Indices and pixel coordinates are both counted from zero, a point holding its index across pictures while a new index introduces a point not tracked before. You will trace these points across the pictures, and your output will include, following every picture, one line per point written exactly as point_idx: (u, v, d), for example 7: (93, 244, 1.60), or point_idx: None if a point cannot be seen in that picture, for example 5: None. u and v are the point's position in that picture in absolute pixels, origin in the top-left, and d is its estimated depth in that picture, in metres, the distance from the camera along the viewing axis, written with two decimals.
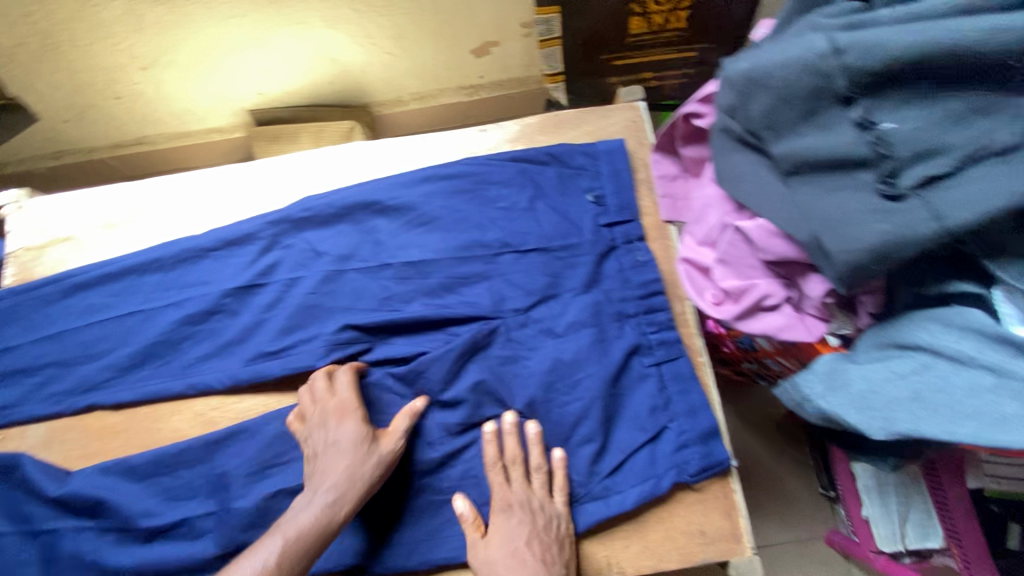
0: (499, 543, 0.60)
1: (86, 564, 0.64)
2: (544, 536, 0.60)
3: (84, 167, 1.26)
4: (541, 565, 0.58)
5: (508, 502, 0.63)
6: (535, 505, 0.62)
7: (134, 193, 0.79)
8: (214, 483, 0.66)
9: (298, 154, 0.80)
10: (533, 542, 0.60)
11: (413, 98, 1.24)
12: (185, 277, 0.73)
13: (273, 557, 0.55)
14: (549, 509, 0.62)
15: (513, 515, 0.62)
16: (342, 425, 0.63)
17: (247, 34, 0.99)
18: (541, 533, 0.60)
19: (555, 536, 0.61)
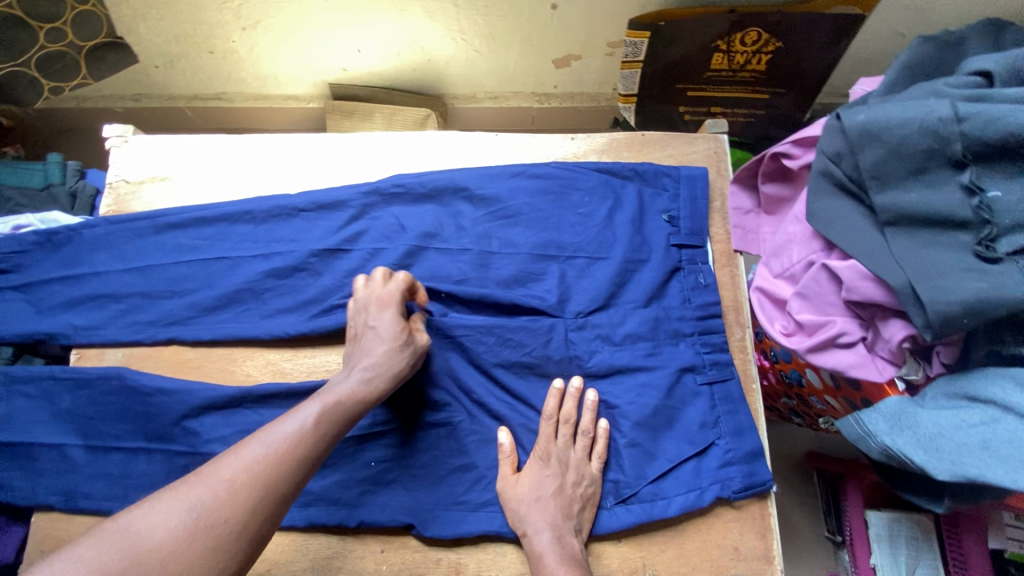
0: (530, 485, 0.65)
1: (154, 485, 0.68)
2: (571, 492, 0.65)
3: (160, 113, 1.28)
4: (560, 515, 0.63)
5: (548, 452, 0.67)
6: (570, 464, 0.66)
7: (233, 145, 0.83)
8: None
9: (393, 133, 0.84)
10: (563, 496, 0.64)
11: (487, 97, 1.28)
12: (275, 233, 0.77)
13: (314, 412, 0.57)
14: (582, 469, 0.66)
15: (549, 469, 0.65)
16: (389, 315, 0.65)
17: (349, 12, 1.02)
18: (567, 488, 0.65)
19: (581, 495, 0.65)
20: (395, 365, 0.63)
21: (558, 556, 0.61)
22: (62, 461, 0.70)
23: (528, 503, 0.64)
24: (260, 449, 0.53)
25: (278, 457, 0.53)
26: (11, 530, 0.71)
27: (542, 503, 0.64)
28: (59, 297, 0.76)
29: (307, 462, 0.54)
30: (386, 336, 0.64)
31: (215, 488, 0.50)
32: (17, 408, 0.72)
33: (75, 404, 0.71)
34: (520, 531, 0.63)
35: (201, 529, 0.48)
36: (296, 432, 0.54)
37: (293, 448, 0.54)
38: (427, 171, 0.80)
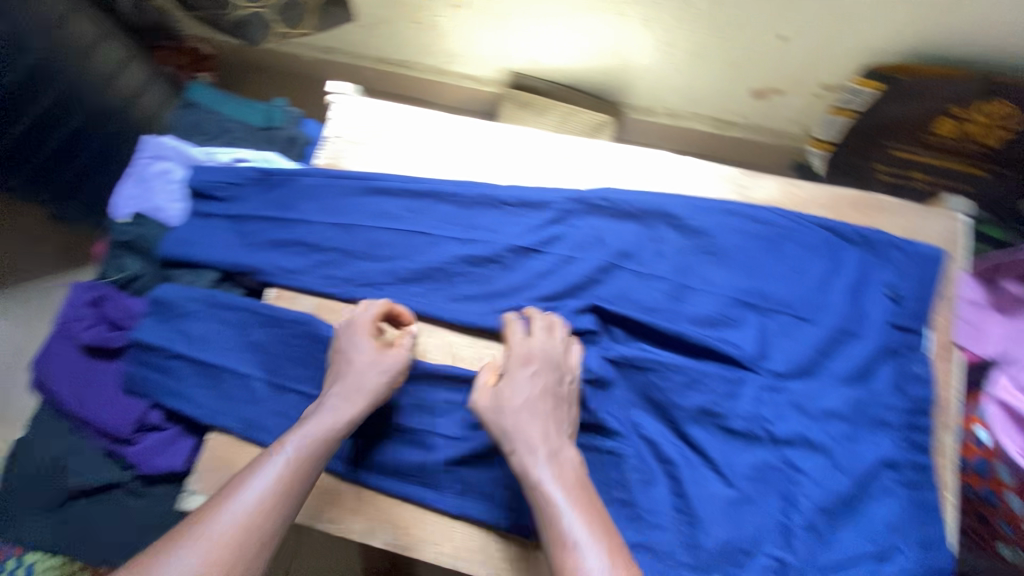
0: (514, 391, 0.62)
1: None
2: (558, 410, 0.62)
3: (347, 69, 1.34)
4: (552, 424, 0.61)
5: (526, 354, 0.65)
6: (517, 361, 0.64)
7: (445, 123, 0.83)
8: (455, 412, 0.71)
9: (604, 142, 0.81)
10: (549, 410, 0.61)
11: (665, 113, 1.23)
12: (474, 220, 0.77)
13: (296, 450, 0.58)
14: (562, 385, 0.64)
15: (534, 371, 0.63)
16: (363, 344, 0.67)
17: (564, 8, 1.01)
18: (554, 395, 0.63)
19: (563, 418, 0.62)
20: (377, 390, 0.65)
21: (557, 470, 0.57)
22: (246, 390, 0.73)
23: (515, 415, 0.60)
24: (246, 497, 0.53)
25: (266, 497, 0.54)
26: (181, 441, 0.76)
27: (529, 407, 0.61)
28: (268, 236, 0.80)
29: (294, 495, 0.56)
30: (369, 364, 0.66)
31: (206, 542, 0.50)
32: (211, 329, 0.76)
33: (267, 339, 0.75)
34: (508, 450, 0.59)
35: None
36: (277, 473, 0.56)
37: (281, 487, 0.55)
38: (635, 189, 0.78)
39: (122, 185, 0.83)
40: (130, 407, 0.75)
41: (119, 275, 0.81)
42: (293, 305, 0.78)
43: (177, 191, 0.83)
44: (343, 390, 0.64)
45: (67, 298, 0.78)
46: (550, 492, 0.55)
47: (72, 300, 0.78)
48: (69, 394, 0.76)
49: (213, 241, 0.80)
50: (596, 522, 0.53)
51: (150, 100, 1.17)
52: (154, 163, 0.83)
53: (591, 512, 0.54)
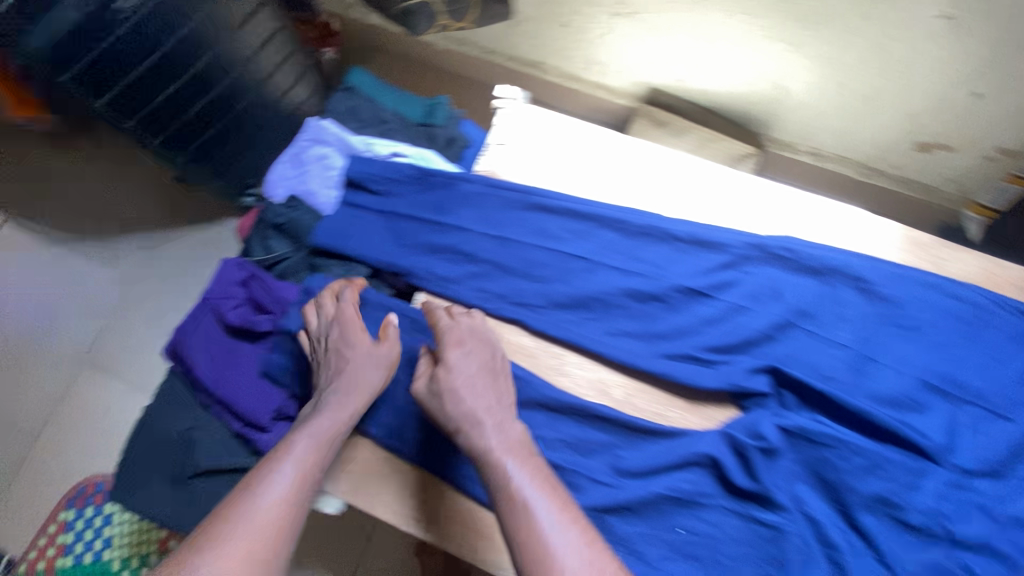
0: (458, 371, 0.64)
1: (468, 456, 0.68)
2: (470, 365, 0.64)
3: (481, 63, 1.33)
4: (501, 405, 0.63)
5: (459, 337, 0.66)
6: (456, 341, 0.66)
7: (616, 145, 0.78)
8: (601, 451, 0.66)
9: (785, 187, 0.76)
10: (475, 373, 0.64)
11: (807, 150, 1.17)
12: (640, 253, 0.73)
13: (303, 451, 0.60)
14: (491, 349, 0.67)
15: (467, 349, 0.66)
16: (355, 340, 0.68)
17: (735, 33, 0.95)
18: (491, 369, 0.65)
19: (469, 362, 0.65)
20: (372, 381, 0.66)
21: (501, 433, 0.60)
22: (386, 393, 0.71)
23: (462, 391, 0.62)
24: (267, 501, 0.55)
25: (284, 496, 0.56)
26: None
27: (473, 383, 0.63)
28: (423, 238, 0.77)
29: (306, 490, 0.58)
30: (364, 360, 0.67)
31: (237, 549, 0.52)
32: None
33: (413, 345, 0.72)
34: (455, 429, 0.61)
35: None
36: (290, 472, 0.58)
37: (294, 488, 0.57)
38: (819, 243, 0.72)
39: (277, 165, 0.82)
40: (269, 393, 0.74)
41: (266, 256, 0.81)
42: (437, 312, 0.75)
43: (332, 179, 0.82)
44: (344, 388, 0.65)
45: (217, 273, 0.78)
46: (500, 468, 0.56)
47: (222, 277, 0.77)
48: (207, 371, 0.76)
49: (365, 235, 0.78)
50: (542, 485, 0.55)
51: (284, 75, 1.14)
52: (314, 148, 0.82)
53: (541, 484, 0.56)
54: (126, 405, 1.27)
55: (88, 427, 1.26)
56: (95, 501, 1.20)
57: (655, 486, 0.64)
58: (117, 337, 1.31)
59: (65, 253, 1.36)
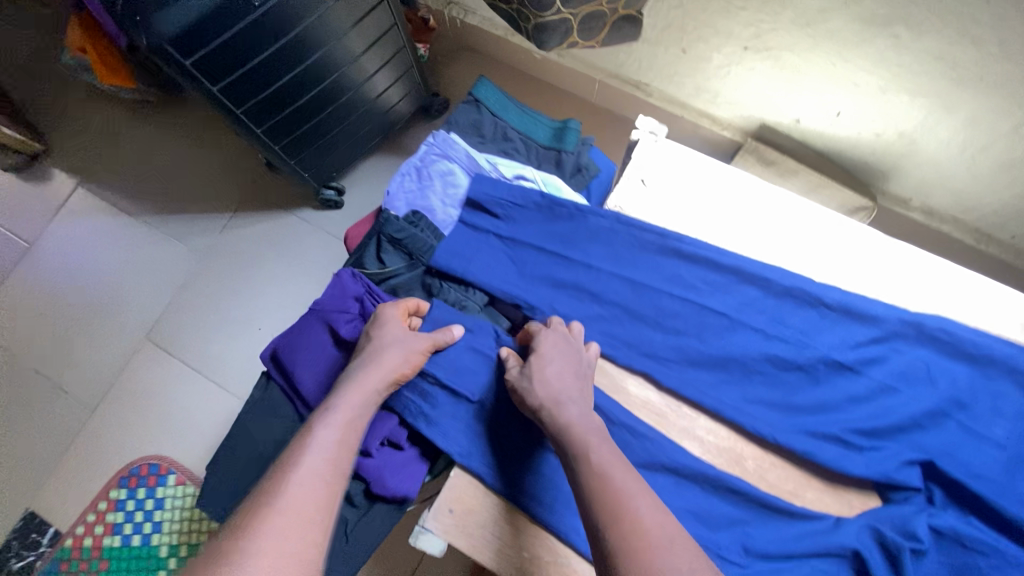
0: (552, 357, 0.62)
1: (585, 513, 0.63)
2: (557, 359, 0.62)
3: (581, 78, 1.29)
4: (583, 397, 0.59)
5: (556, 338, 0.64)
6: (551, 335, 0.65)
7: (764, 198, 0.75)
8: (728, 526, 0.62)
9: (940, 261, 0.72)
10: (565, 366, 0.62)
11: (920, 208, 1.11)
12: (784, 315, 0.68)
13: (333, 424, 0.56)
14: (581, 357, 0.64)
15: (562, 346, 0.64)
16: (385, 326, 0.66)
17: (875, 81, 0.90)
18: (579, 370, 0.62)
19: (558, 356, 0.62)
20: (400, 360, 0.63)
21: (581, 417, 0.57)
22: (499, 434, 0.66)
23: (543, 380, 0.60)
24: (302, 470, 0.50)
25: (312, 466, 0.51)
26: (416, 467, 0.70)
27: (564, 373, 0.61)
28: (544, 270, 0.73)
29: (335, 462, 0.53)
30: (393, 341, 0.65)
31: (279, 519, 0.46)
32: (473, 356, 0.69)
33: None
34: (538, 406, 0.58)
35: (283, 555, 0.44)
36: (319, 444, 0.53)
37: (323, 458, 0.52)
38: (976, 327, 0.67)
39: (399, 177, 0.80)
40: (375, 419, 0.69)
41: (378, 270, 0.77)
42: None
43: (455, 197, 0.79)
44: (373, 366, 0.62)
45: (330, 283, 0.74)
46: (599, 463, 0.52)
47: (339, 288, 0.74)
48: (310, 385, 0.72)
49: (485, 259, 0.74)
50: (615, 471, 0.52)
51: (381, 78, 1.15)
52: (439, 162, 0.80)
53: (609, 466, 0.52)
54: (183, 388, 1.25)
55: (145, 404, 1.24)
56: (147, 484, 1.18)
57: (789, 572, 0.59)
58: (181, 316, 1.29)
59: (143, 228, 1.36)
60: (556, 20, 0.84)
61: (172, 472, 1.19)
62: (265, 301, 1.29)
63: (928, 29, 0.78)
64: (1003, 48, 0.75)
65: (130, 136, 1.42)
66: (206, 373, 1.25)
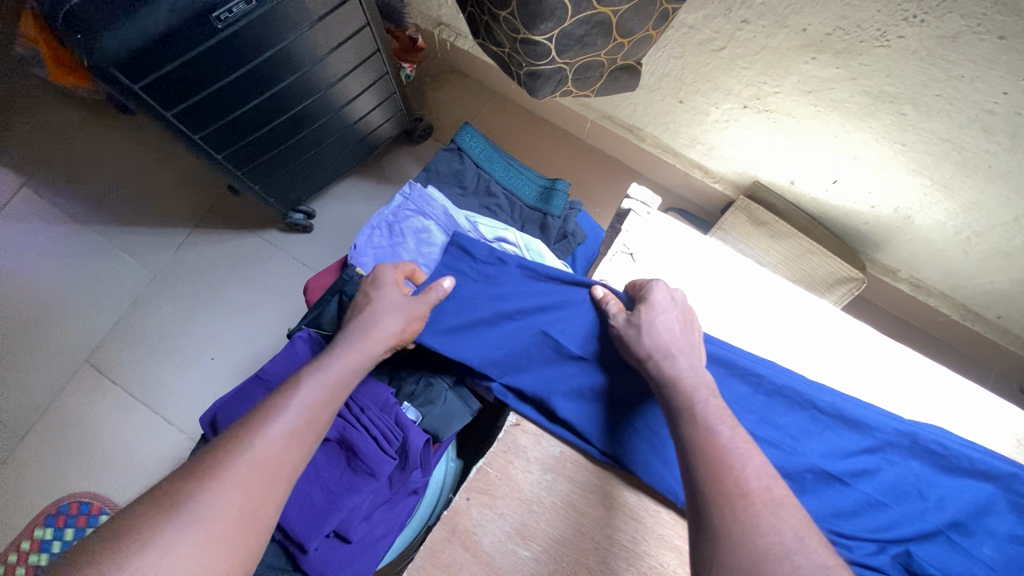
0: (659, 327, 0.60)
1: None
2: (686, 351, 0.59)
3: (571, 114, 1.23)
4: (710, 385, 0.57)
5: (655, 305, 0.62)
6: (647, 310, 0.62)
7: (758, 285, 0.71)
8: None
9: (935, 365, 0.69)
10: (692, 358, 0.59)
11: (908, 279, 1.08)
12: (774, 417, 0.64)
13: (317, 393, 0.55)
14: (685, 316, 0.62)
15: (670, 313, 0.61)
16: (380, 285, 0.64)
17: (876, 155, 0.86)
18: (690, 338, 0.61)
19: (680, 341, 0.60)
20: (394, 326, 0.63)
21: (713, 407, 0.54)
22: (456, 530, 0.59)
23: (665, 337, 0.59)
24: (273, 434, 0.50)
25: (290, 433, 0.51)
26: (368, 556, 0.65)
27: (676, 352, 0.58)
28: (496, 345, 0.66)
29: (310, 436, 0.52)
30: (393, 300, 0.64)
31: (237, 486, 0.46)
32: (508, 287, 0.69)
33: (502, 477, 0.62)
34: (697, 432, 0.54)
35: (228, 525, 0.44)
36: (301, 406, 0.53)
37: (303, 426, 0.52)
38: (970, 442, 0.64)
39: (367, 230, 0.73)
40: (320, 509, 0.62)
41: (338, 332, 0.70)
42: (527, 440, 0.64)
43: (428, 257, 0.71)
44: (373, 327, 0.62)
45: (284, 350, 0.67)
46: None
47: (292, 356, 0.68)
48: None
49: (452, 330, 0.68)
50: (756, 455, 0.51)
51: (363, 101, 1.07)
52: (414, 218, 0.72)
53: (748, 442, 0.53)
54: (126, 418, 1.15)
55: (82, 434, 1.13)
56: (77, 524, 1.08)
57: None
58: (130, 339, 1.19)
59: (92, 237, 1.24)
60: (551, 69, 0.78)
61: (105, 512, 1.09)
62: (223, 327, 1.20)
63: (937, 112, 0.74)
64: (1013, 141, 0.72)
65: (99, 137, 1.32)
66: (154, 403, 1.16)
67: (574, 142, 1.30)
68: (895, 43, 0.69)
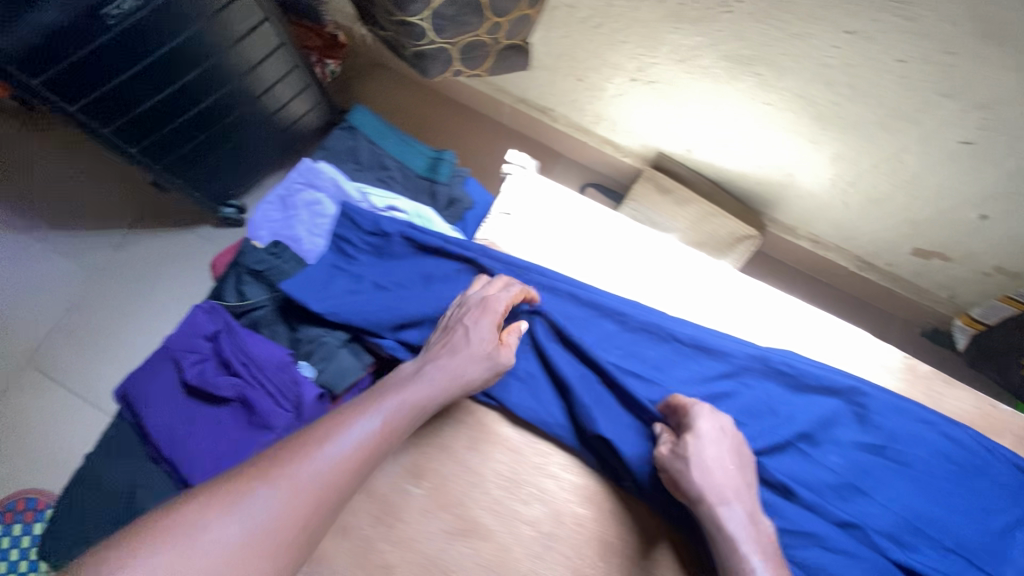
0: (708, 461, 0.57)
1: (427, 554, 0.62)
2: (727, 468, 0.58)
3: (488, 101, 1.29)
4: (756, 530, 0.54)
5: (707, 434, 0.59)
6: (697, 446, 0.58)
7: (628, 235, 0.78)
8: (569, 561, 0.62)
9: (790, 297, 0.75)
10: (748, 501, 0.56)
11: (806, 236, 1.16)
12: (641, 351, 0.70)
13: (387, 422, 0.54)
14: (740, 452, 0.60)
15: (721, 447, 0.59)
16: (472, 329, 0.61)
17: (750, 116, 0.94)
18: (748, 484, 0.58)
19: (728, 467, 0.58)
20: (472, 372, 0.60)
21: (750, 542, 0.53)
22: None
23: (721, 481, 0.57)
24: (328, 451, 0.50)
25: (347, 461, 0.50)
26: None
27: (731, 495, 0.56)
28: (383, 303, 0.69)
29: (366, 469, 0.51)
30: (475, 344, 0.61)
31: (252, 517, 0.45)
32: (398, 253, 0.74)
33: None
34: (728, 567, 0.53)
35: (254, 541, 0.45)
36: (368, 432, 0.52)
37: (361, 457, 0.51)
38: (818, 361, 0.70)
39: (262, 205, 0.78)
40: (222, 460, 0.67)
41: (238, 303, 0.74)
42: None
43: (321, 227, 0.77)
44: (451, 369, 0.59)
45: (185, 319, 0.72)
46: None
47: (190, 325, 0.72)
48: (162, 426, 0.69)
49: (343, 292, 0.71)
50: None
51: (281, 90, 1.12)
52: (304, 191, 0.77)
53: (781, 574, 0.52)
54: (72, 419, 1.17)
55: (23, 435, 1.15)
56: (25, 520, 1.09)
57: None
58: (69, 341, 1.22)
59: (28, 245, 1.26)
60: (434, 49, 0.84)
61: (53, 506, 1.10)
62: (160, 323, 1.23)
63: (787, 69, 0.81)
64: (853, 91, 0.79)
65: (64, 142, 1.36)
66: (100, 403, 1.18)
67: (497, 128, 1.36)
68: (736, 8, 0.76)
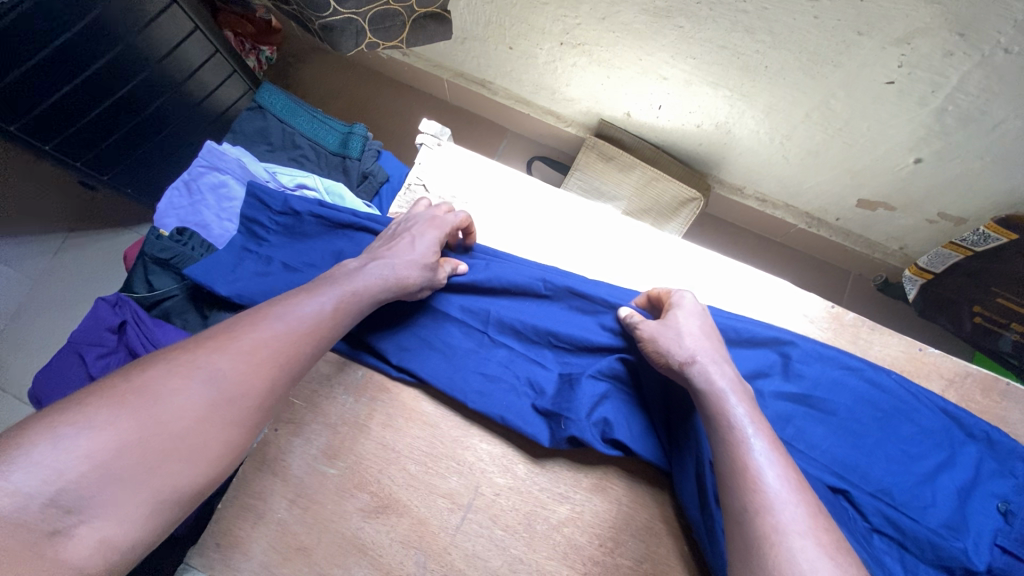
0: (689, 339, 0.59)
1: (343, 534, 0.60)
2: (725, 369, 0.56)
3: (427, 78, 1.26)
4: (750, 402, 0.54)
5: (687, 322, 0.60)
6: (677, 331, 0.59)
7: (544, 201, 0.78)
8: (490, 531, 0.61)
9: (700, 248, 0.77)
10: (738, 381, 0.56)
11: (754, 196, 1.14)
12: (560, 317, 0.69)
13: (332, 304, 0.56)
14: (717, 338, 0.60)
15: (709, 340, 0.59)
16: (417, 241, 0.65)
17: (679, 73, 0.91)
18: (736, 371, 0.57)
19: (726, 369, 0.56)
20: (415, 278, 0.63)
21: (752, 426, 0.52)
22: (261, 457, 0.63)
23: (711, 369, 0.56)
24: (276, 327, 0.52)
25: (295, 339, 0.53)
26: None
27: (719, 370, 0.56)
28: (290, 284, 0.67)
29: (313, 351, 0.54)
30: (414, 247, 0.64)
31: (211, 383, 0.48)
32: (311, 232, 0.72)
33: (308, 407, 0.66)
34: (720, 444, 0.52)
35: (207, 409, 0.47)
36: (318, 311, 0.55)
37: (309, 333, 0.54)
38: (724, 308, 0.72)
39: (167, 193, 0.77)
40: None
41: (147, 293, 0.74)
42: (331, 369, 0.67)
43: (231, 210, 0.78)
44: (394, 263, 0.62)
45: (88, 314, 0.72)
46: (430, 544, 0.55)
47: (93, 319, 0.72)
48: None
49: (252, 273, 0.68)
50: (792, 477, 0.49)
51: (206, 75, 1.09)
52: (209, 174, 0.78)
53: (785, 458, 0.50)
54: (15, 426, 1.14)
55: None
56: None
57: (543, 562, 0.59)
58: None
59: None
60: (340, 21, 0.82)
61: None
62: None
63: (705, 21, 0.78)
64: (773, 37, 0.75)
65: None
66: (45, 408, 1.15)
67: (441, 105, 1.33)
68: None
